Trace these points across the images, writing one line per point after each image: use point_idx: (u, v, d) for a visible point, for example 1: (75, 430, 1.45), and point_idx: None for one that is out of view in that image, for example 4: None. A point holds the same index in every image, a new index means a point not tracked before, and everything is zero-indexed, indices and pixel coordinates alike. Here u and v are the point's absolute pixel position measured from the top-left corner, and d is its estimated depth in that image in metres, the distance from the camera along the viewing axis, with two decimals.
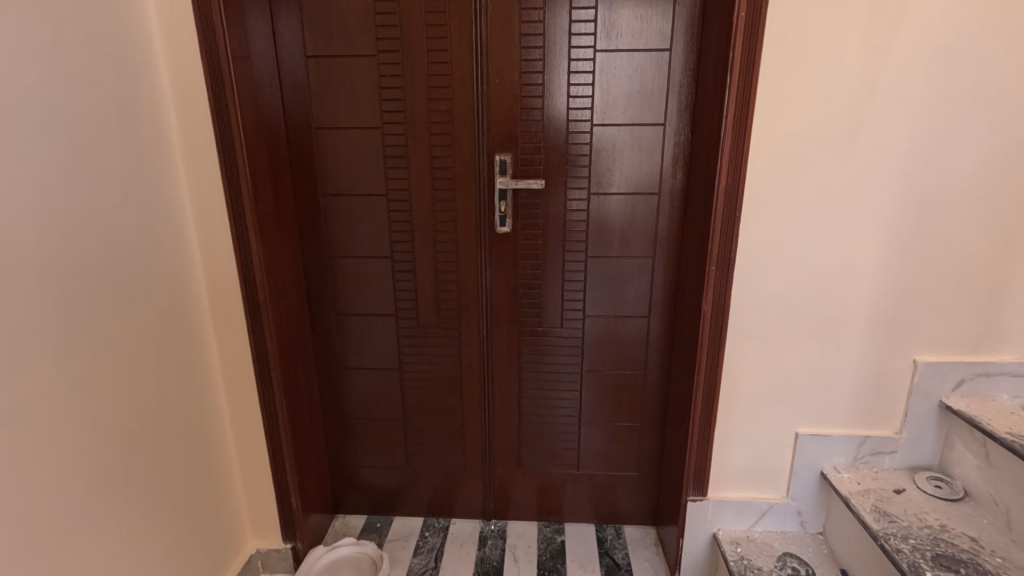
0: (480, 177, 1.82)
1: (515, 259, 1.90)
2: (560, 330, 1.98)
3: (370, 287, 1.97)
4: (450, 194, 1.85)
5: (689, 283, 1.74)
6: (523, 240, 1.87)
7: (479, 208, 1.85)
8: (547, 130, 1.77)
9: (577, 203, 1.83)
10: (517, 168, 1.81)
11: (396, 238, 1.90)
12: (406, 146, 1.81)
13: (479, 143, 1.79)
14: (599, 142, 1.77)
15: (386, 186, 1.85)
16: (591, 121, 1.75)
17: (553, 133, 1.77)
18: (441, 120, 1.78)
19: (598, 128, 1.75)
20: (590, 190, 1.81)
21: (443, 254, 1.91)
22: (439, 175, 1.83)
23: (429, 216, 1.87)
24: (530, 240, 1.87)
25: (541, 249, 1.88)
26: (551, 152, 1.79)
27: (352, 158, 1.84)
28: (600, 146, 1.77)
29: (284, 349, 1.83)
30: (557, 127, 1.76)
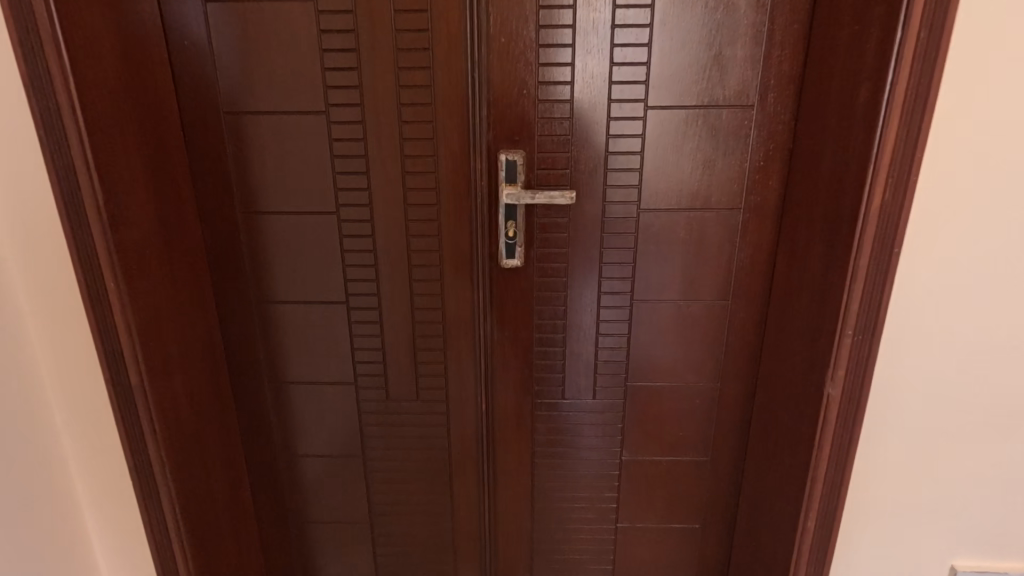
0: (477, 188, 1.22)
1: (528, 305, 1.31)
2: (592, 402, 1.39)
3: (319, 344, 1.37)
4: (432, 211, 1.24)
5: (792, 345, 1.16)
6: (539, 278, 1.29)
7: (475, 233, 1.25)
8: (578, 117, 1.17)
9: (620, 225, 1.24)
10: (532, 172, 1.21)
11: (353, 275, 1.30)
12: (364, 139, 1.20)
13: (474, 137, 1.19)
14: (656, 133, 1.17)
15: (336, 199, 1.25)
16: (644, 101, 1.15)
17: (587, 121, 1.17)
18: (417, 101, 1.17)
19: (655, 111, 1.16)
20: (640, 205, 1.22)
21: (422, 298, 1.31)
22: (415, 184, 1.22)
23: (403, 243, 1.27)
24: (549, 278, 1.29)
25: (565, 291, 1.30)
26: (583, 149, 1.19)
27: (285, 159, 1.23)
28: (657, 139, 1.17)
29: (186, 447, 1.21)
30: (593, 111, 1.17)
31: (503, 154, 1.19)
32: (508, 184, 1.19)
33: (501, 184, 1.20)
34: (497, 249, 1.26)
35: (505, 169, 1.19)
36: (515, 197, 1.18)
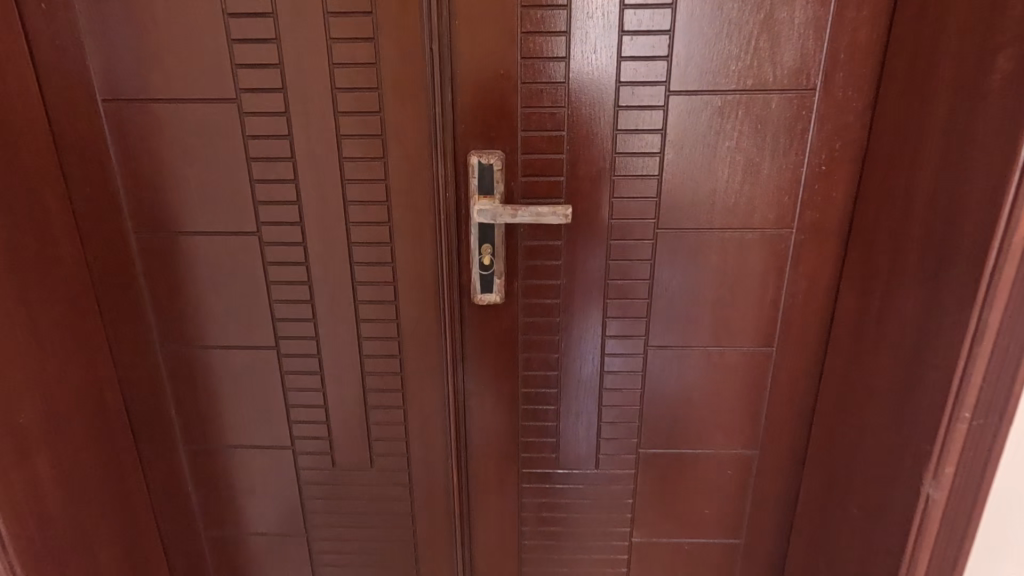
0: (442, 202, 0.92)
1: (511, 352, 1.01)
2: (594, 472, 1.09)
3: (244, 398, 1.07)
4: (383, 230, 0.94)
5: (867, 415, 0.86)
6: (525, 318, 0.99)
7: (440, 260, 0.95)
8: (576, 106, 0.87)
9: (631, 250, 0.94)
10: (514, 179, 0.90)
11: (283, 313, 1.01)
12: (291, 135, 0.90)
13: (437, 135, 0.88)
14: (681, 127, 0.86)
15: (257, 215, 0.95)
16: (666, 84, 0.85)
17: (588, 111, 0.87)
18: (359, 85, 0.87)
19: (680, 97, 0.85)
20: (658, 223, 0.92)
21: (374, 342, 1.01)
22: (359, 196, 0.92)
23: (347, 273, 0.97)
24: (538, 317, 0.99)
25: (559, 333, 1.00)
26: (582, 149, 0.89)
27: (188, 162, 0.93)
28: (684, 133, 0.87)
29: (54, 549, 0.90)
30: (597, 97, 0.86)
31: (474, 156, 0.88)
32: (484, 195, 0.89)
33: (474, 197, 0.89)
34: (469, 281, 0.96)
35: (479, 176, 0.89)
36: (491, 212, 0.87)
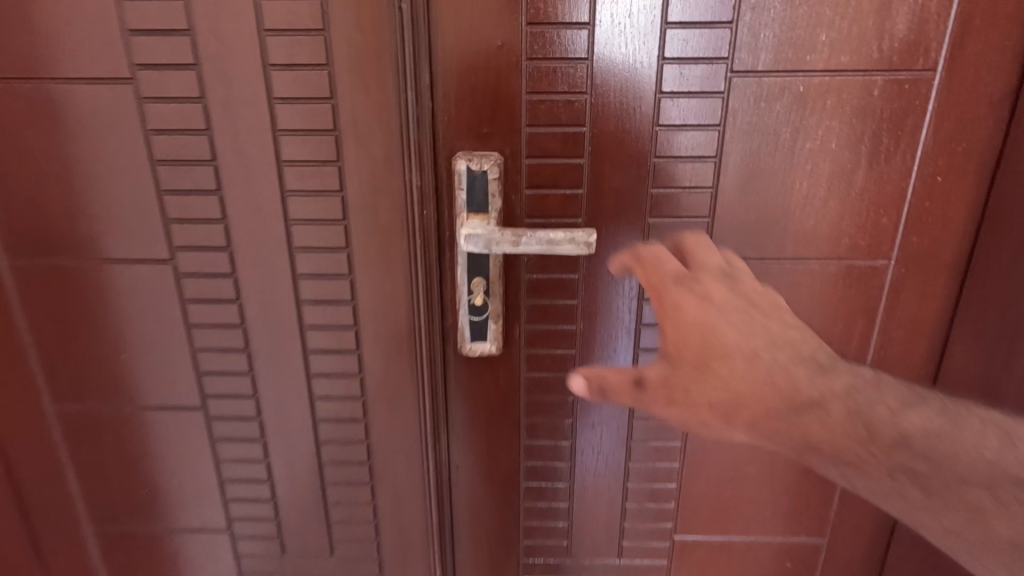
0: (416, 223, 0.67)
1: (509, 415, 0.78)
2: (616, 562, 0.85)
3: (164, 471, 0.83)
4: (340, 258, 0.70)
5: None
6: (527, 373, 0.75)
7: (416, 300, 0.71)
8: (602, 94, 0.63)
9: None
10: (516, 192, 0.67)
11: (211, 365, 0.76)
12: (210, 130, 0.65)
13: (410, 130, 0.64)
14: (746, 122, 0.63)
15: (168, 237, 0.70)
16: (730, 61, 0.61)
17: (618, 101, 0.63)
18: (301, 61, 0.62)
19: (747, 78, 0.61)
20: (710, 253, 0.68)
21: (330, 402, 0.78)
22: (306, 214, 0.68)
23: (293, 314, 0.73)
24: (545, 373, 0.75)
25: (572, 393, 0.76)
26: (608, 151, 0.65)
27: (74, 165, 0.69)
28: (752, 131, 0.63)
29: None
30: (631, 80, 0.62)
31: (462, 160, 0.65)
32: (474, 215, 0.66)
33: (461, 216, 0.66)
34: (456, 325, 0.73)
35: (467, 189, 0.65)
36: (483, 237, 0.64)
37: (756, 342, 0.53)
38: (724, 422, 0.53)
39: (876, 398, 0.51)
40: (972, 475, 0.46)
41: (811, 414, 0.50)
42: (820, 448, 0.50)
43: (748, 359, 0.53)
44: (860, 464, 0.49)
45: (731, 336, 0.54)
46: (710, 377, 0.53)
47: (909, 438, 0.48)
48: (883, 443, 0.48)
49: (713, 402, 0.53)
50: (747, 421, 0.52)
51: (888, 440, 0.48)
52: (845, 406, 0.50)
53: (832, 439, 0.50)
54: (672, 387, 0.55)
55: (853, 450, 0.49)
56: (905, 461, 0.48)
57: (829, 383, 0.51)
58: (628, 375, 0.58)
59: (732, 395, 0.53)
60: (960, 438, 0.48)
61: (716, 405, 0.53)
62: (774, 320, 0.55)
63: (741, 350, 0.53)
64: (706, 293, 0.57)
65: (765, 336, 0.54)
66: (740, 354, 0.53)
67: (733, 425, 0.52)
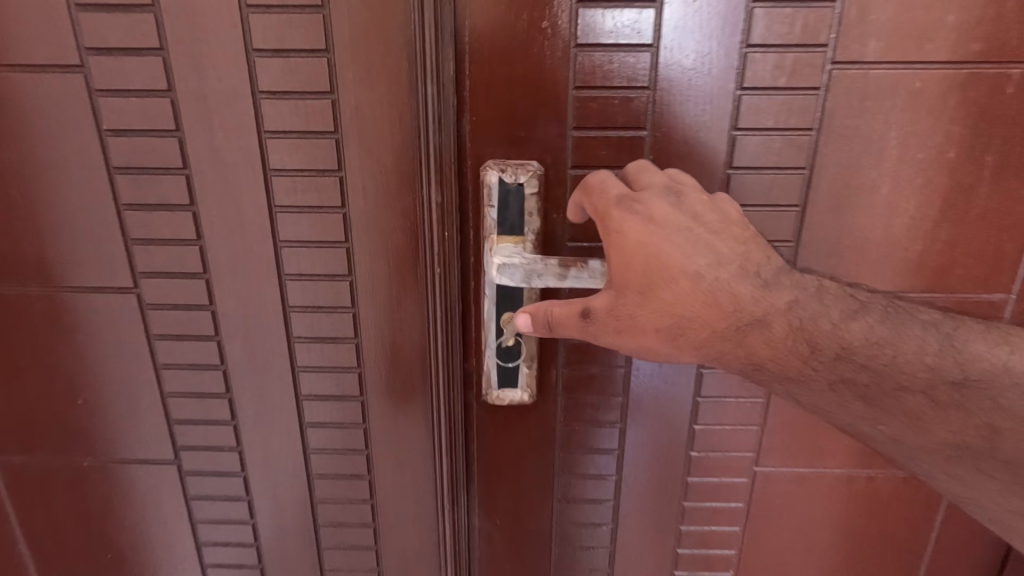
0: (435, 246, 0.55)
1: (541, 471, 0.66)
2: None
3: (130, 534, 0.70)
4: (341, 288, 0.57)
5: None
6: (563, 423, 0.63)
7: (432, 337, 0.59)
8: (667, 90, 0.51)
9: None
10: (557, 210, 0.55)
11: (185, 412, 0.64)
12: (180, 132, 0.53)
13: (428, 133, 0.52)
14: (848, 126, 0.51)
15: (130, 262, 0.57)
16: (833, 50, 0.48)
17: (686, 99, 0.51)
18: (292, 45, 0.49)
19: (852, 72, 0.49)
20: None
21: (328, 456, 0.65)
22: (298, 235, 0.55)
23: (284, 353, 0.60)
24: (585, 423, 0.63)
25: (616, 446, 0.64)
26: (673, 160, 0.53)
27: (7, 175, 0.55)
28: (853, 137, 0.51)
29: None
30: (705, 72, 0.50)
31: (492, 171, 0.53)
32: (507, 238, 0.54)
33: (490, 239, 0.54)
34: (480, 366, 0.61)
35: (499, 207, 0.53)
36: (522, 269, 0.52)
37: (700, 259, 0.47)
38: (671, 346, 0.49)
39: (818, 312, 0.47)
40: (908, 379, 0.46)
41: (755, 331, 0.47)
42: (763, 363, 0.48)
43: (689, 283, 0.47)
44: (802, 378, 0.48)
45: (671, 255, 0.47)
46: (653, 301, 0.48)
47: (852, 349, 0.47)
48: (824, 357, 0.47)
49: (659, 330, 0.49)
50: (691, 341, 0.49)
51: (831, 354, 0.47)
52: (788, 321, 0.47)
53: (776, 355, 0.48)
54: (617, 314, 0.49)
55: (800, 367, 0.48)
56: (848, 374, 0.47)
57: (773, 298, 0.47)
58: (575, 308, 0.51)
59: (677, 320, 0.48)
60: (901, 347, 0.47)
61: (662, 329, 0.48)
62: (723, 236, 0.47)
63: (680, 271, 0.47)
64: (647, 216, 0.48)
65: (705, 248, 0.47)
66: (680, 278, 0.47)
67: (680, 349, 0.49)
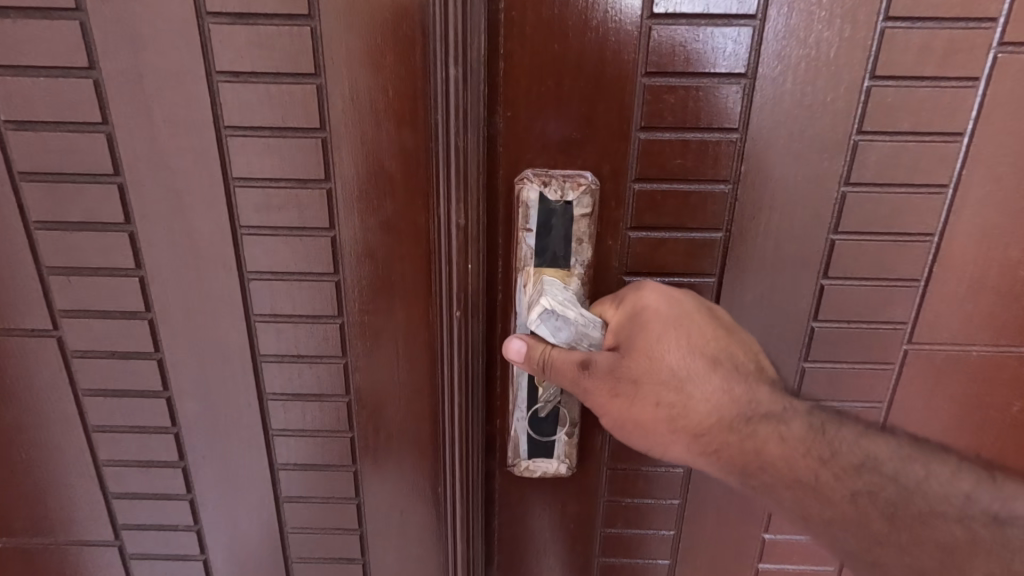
0: (453, 283, 0.41)
1: (579, 553, 0.53)
2: None
3: None
4: (328, 333, 0.43)
5: None
6: (610, 498, 0.51)
7: (448, 396, 0.45)
8: (768, 80, 0.38)
9: (855, 387, 0.44)
10: (613, 236, 0.42)
11: (128, 484, 0.50)
12: (109, 126, 0.39)
13: (448, 133, 0.38)
14: (1013, 131, 0.37)
15: (48, 297, 0.43)
16: (1003, 26, 0.35)
17: (795, 92, 0.38)
18: (263, 7, 0.36)
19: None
20: (918, 341, 0.43)
21: (309, 541, 0.51)
22: (272, 266, 0.42)
23: (253, 415, 0.46)
24: (636, 499, 0.50)
25: (673, 526, 0.51)
26: (770, 173, 0.40)
27: None
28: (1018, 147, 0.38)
29: None
30: (824, 56, 0.37)
31: (529, 185, 0.40)
32: (549, 271, 0.42)
33: (525, 270, 0.42)
34: (508, 428, 0.48)
35: (539, 233, 0.41)
36: (572, 328, 0.39)
37: (724, 347, 0.37)
38: (667, 431, 0.38)
39: None
40: (943, 505, 0.32)
41: (768, 427, 0.36)
42: (769, 469, 0.35)
43: (706, 367, 0.37)
44: (818, 489, 0.34)
45: (691, 334, 0.37)
46: (658, 376, 0.37)
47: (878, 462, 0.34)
48: (845, 466, 0.34)
49: (656, 413, 0.38)
50: (692, 430, 0.38)
51: (850, 463, 0.34)
52: None
53: (786, 456, 0.35)
54: (618, 381, 0.38)
55: (817, 487, 0.34)
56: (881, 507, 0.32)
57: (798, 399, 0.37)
58: (574, 354, 0.39)
59: (686, 403, 0.37)
60: (935, 466, 0.34)
61: (662, 408, 0.38)
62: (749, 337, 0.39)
63: (700, 354, 0.37)
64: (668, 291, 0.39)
65: (733, 338, 0.38)
66: (696, 359, 0.37)
67: (674, 435, 0.38)
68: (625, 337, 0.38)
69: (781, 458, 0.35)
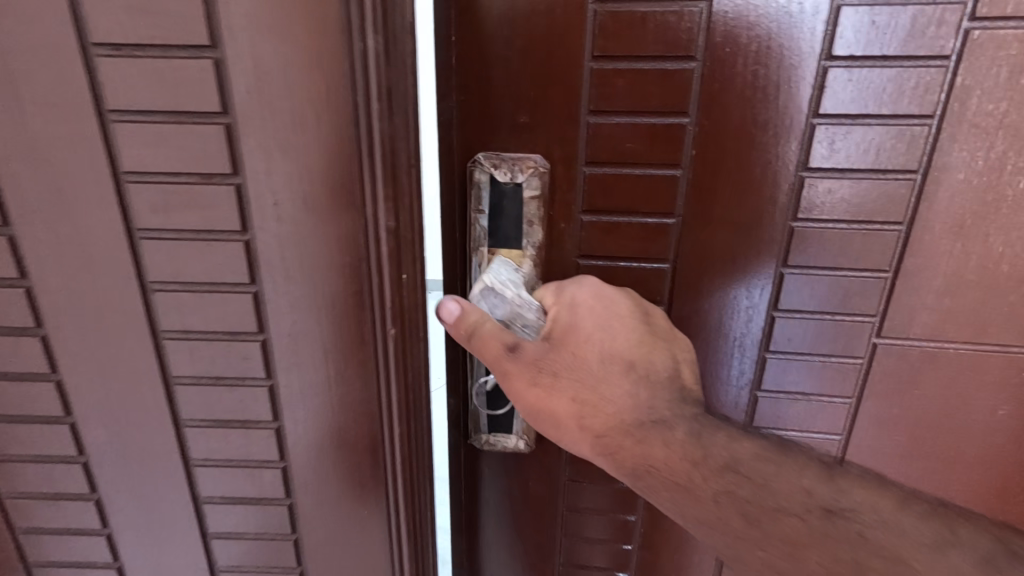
0: (387, 296, 0.37)
1: (539, 534, 0.48)
2: None
3: None
4: (247, 354, 0.39)
5: None
6: (568, 479, 0.45)
7: (383, 409, 0.41)
8: (722, 58, 0.34)
9: (824, 381, 0.42)
10: (565, 221, 0.38)
11: (34, 518, 0.44)
12: None
13: (374, 122, 0.33)
14: (989, 112, 0.35)
15: None
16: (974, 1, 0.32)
17: (753, 72, 0.35)
18: None
19: (1001, 33, 0.33)
20: (888, 334, 0.40)
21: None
22: (177, 271, 0.36)
23: (168, 445, 0.41)
24: (597, 484, 0.45)
25: (636, 513, 0.46)
26: (729, 158, 0.36)
27: None
28: (995, 130, 0.35)
29: None
30: (783, 32, 0.34)
31: (481, 170, 0.37)
32: (503, 252, 0.39)
33: (480, 253, 0.39)
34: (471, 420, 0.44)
35: (492, 213, 0.38)
36: (507, 305, 0.34)
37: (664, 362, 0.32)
38: (575, 429, 0.32)
39: None
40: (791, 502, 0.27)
41: (659, 433, 0.30)
42: (656, 472, 0.29)
43: (637, 372, 0.32)
44: (688, 486, 0.28)
45: (627, 332, 0.32)
46: (580, 365, 0.32)
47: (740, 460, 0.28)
48: (713, 465, 0.28)
49: (566, 408, 0.32)
50: (600, 432, 0.31)
51: (718, 460, 0.28)
52: None
53: (669, 459, 0.29)
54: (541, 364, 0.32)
55: (700, 502, 0.28)
56: (758, 530, 0.26)
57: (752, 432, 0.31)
58: (502, 332, 0.33)
59: (595, 409, 0.31)
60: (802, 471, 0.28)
61: (577, 403, 0.31)
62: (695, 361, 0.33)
63: (630, 357, 0.32)
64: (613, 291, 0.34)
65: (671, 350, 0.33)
66: (624, 359, 0.32)
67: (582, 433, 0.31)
68: (559, 322, 0.33)
69: (666, 461, 0.29)
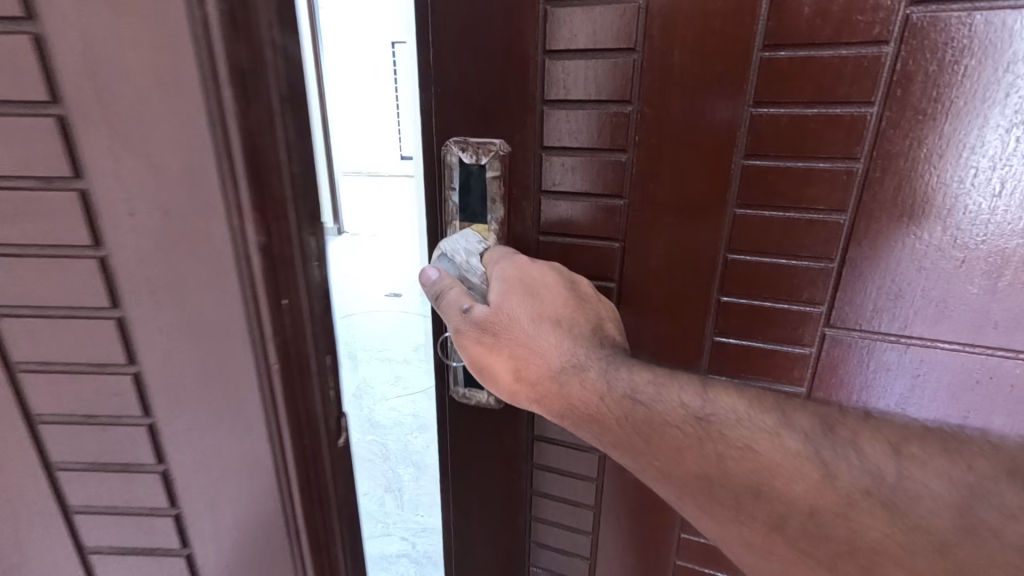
0: (267, 315, 0.34)
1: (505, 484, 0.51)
2: None
3: None
4: (118, 387, 0.36)
5: None
6: (536, 437, 0.48)
7: (277, 439, 0.37)
8: (657, 53, 0.37)
9: (770, 366, 0.42)
10: (528, 199, 0.42)
11: None
12: None
13: (228, 113, 0.29)
14: (933, 99, 0.33)
15: None
16: None
17: (685, 64, 0.36)
18: None
19: (940, 17, 0.32)
20: (836, 324, 0.40)
21: None
22: (25, 293, 0.34)
23: (40, 488, 0.39)
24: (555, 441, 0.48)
25: (595, 474, 0.48)
26: (665, 145, 0.39)
27: None
28: (939, 117, 0.34)
29: None
30: (711, 26, 0.35)
31: (453, 153, 0.42)
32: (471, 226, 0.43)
33: (452, 225, 0.44)
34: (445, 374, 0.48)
35: (462, 190, 0.43)
36: (455, 265, 0.42)
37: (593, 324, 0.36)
38: (513, 381, 0.35)
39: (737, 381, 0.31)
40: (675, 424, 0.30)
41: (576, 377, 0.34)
42: (574, 409, 0.33)
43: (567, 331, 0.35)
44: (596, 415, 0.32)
45: (563, 300, 0.36)
46: (520, 327, 0.35)
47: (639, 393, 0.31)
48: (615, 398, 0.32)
49: (507, 364, 0.36)
50: (535, 382, 0.35)
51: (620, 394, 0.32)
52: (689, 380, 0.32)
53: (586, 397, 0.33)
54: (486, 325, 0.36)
55: (605, 426, 0.32)
56: (645, 444, 0.30)
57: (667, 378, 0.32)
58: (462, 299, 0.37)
59: (527, 365, 0.35)
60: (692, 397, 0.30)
61: (516, 358, 0.35)
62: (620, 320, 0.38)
63: (564, 319, 0.36)
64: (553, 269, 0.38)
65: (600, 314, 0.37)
66: (557, 322, 0.35)
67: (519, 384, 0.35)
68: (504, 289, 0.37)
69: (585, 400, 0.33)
